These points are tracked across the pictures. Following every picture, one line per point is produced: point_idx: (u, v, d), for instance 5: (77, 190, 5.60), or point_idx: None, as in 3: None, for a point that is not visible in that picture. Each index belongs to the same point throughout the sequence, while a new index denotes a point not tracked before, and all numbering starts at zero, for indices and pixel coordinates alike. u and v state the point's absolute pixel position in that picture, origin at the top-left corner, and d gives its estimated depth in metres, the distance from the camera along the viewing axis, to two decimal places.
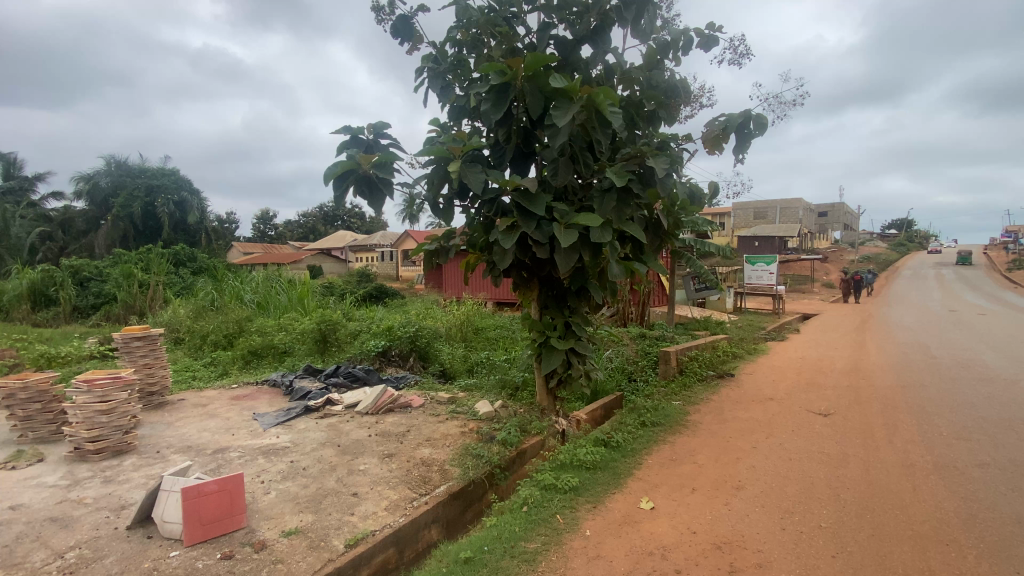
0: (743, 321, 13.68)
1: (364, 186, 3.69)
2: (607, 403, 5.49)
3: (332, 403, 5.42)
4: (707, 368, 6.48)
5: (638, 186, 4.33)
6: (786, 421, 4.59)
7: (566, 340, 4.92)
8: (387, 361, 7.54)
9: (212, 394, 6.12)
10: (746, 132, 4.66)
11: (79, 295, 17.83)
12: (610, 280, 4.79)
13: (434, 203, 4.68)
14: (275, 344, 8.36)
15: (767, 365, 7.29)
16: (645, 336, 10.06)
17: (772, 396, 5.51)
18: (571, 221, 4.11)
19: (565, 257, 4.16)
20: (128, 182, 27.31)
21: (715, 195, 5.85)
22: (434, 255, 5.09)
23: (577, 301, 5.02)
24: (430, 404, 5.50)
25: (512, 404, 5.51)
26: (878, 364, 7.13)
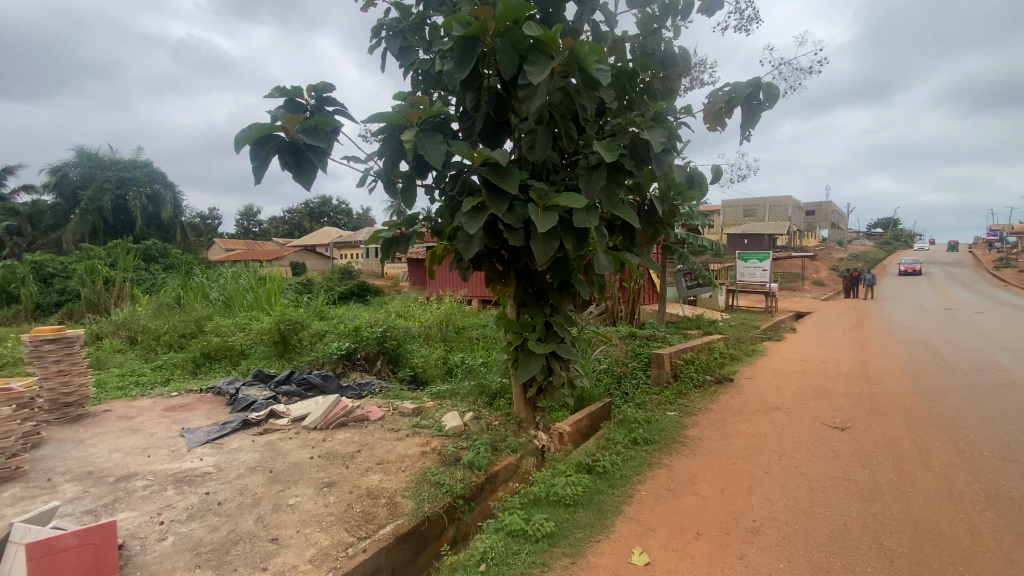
0: (738, 319, 13.10)
1: (289, 156, 2.99)
2: (593, 412, 4.93)
3: (277, 416, 4.70)
4: (704, 372, 5.84)
5: (630, 162, 3.64)
6: (798, 437, 3.97)
7: (547, 343, 4.24)
8: (352, 366, 6.76)
9: (145, 405, 5.39)
10: (754, 105, 4.00)
11: (42, 292, 16.91)
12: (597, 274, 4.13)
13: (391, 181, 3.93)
14: (231, 346, 7.60)
15: (768, 368, 6.68)
16: (637, 337, 9.41)
17: (778, 405, 4.87)
18: (550, 202, 3.41)
19: (543, 245, 3.47)
20: (98, 174, 26.19)
21: (717, 180, 5.22)
22: (393, 244, 4.30)
23: (560, 299, 4.34)
24: (391, 415, 4.81)
25: (485, 415, 4.84)
26: (887, 367, 6.55)
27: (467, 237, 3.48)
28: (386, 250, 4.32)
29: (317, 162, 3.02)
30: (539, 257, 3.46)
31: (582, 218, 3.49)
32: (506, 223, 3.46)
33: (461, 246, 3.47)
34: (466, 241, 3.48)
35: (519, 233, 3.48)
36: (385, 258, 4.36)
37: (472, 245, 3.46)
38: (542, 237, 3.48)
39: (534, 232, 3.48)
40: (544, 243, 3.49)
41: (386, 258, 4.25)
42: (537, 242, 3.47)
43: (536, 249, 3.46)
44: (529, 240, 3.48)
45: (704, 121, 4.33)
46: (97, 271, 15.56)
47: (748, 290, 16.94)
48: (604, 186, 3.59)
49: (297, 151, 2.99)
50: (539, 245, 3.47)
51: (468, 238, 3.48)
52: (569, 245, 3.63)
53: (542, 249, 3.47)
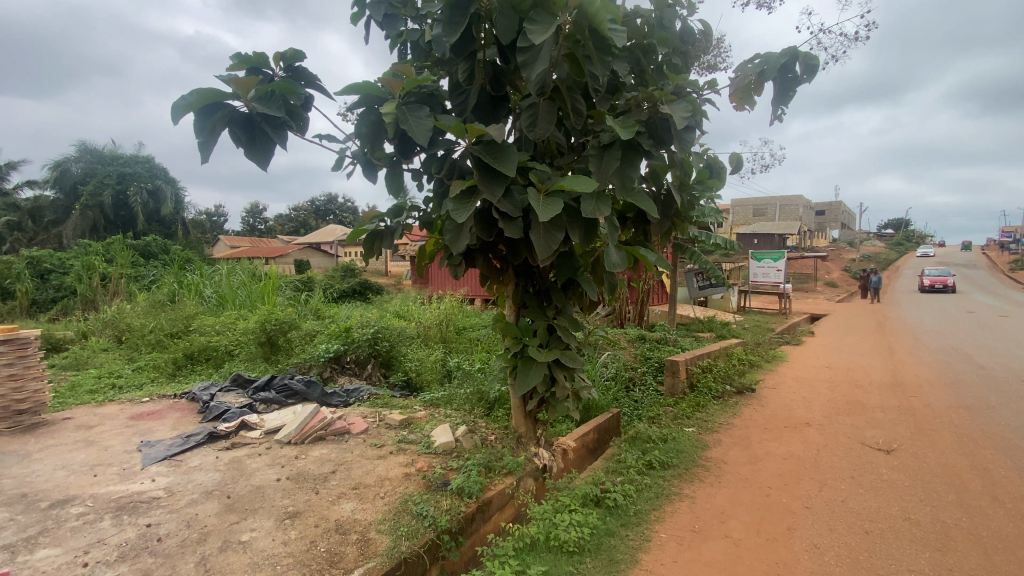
0: (752, 321, 12.54)
1: (240, 130, 2.48)
2: (600, 424, 4.60)
3: (248, 428, 4.25)
4: (723, 381, 5.31)
5: (647, 141, 3.12)
6: (840, 462, 3.46)
7: (550, 350, 3.72)
8: (340, 370, 6.28)
9: (110, 413, 4.94)
10: (790, 79, 3.45)
11: (39, 289, 16.59)
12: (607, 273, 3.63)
13: (372, 166, 3.41)
14: (214, 347, 7.15)
15: (790, 376, 6.15)
16: (647, 341, 8.87)
17: (809, 420, 4.34)
18: (554, 187, 2.90)
19: (546, 238, 2.96)
20: (99, 169, 25.89)
21: (737, 170, 4.67)
22: (377, 238, 3.78)
23: (564, 299, 3.85)
24: (376, 428, 4.32)
25: (481, 428, 4.35)
26: (923, 378, 5.99)
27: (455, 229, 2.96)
28: (368, 245, 3.80)
29: (274, 138, 2.52)
30: (540, 251, 2.94)
31: (591, 206, 2.98)
32: (501, 212, 2.94)
33: (448, 239, 2.94)
34: (454, 235, 2.95)
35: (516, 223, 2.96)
36: (368, 254, 3.84)
37: (461, 237, 2.94)
38: (543, 229, 2.96)
39: (534, 223, 2.96)
40: (546, 236, 2.96)
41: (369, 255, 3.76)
42: (537, 235, 2.95)
43: (537, 243, 2.94)
44: (529, 232, 2.95)
45: (728, 98, 3.77)
46: (93, 267, 15.17)
47: (761, 291, 16.33)
48: (618, 169, 3.07)
49: (249, 124, 2.49)
50: (540, 238, 2.95)
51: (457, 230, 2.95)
52: (576, 239, 3.10)
53: (543, 242, 2.95)
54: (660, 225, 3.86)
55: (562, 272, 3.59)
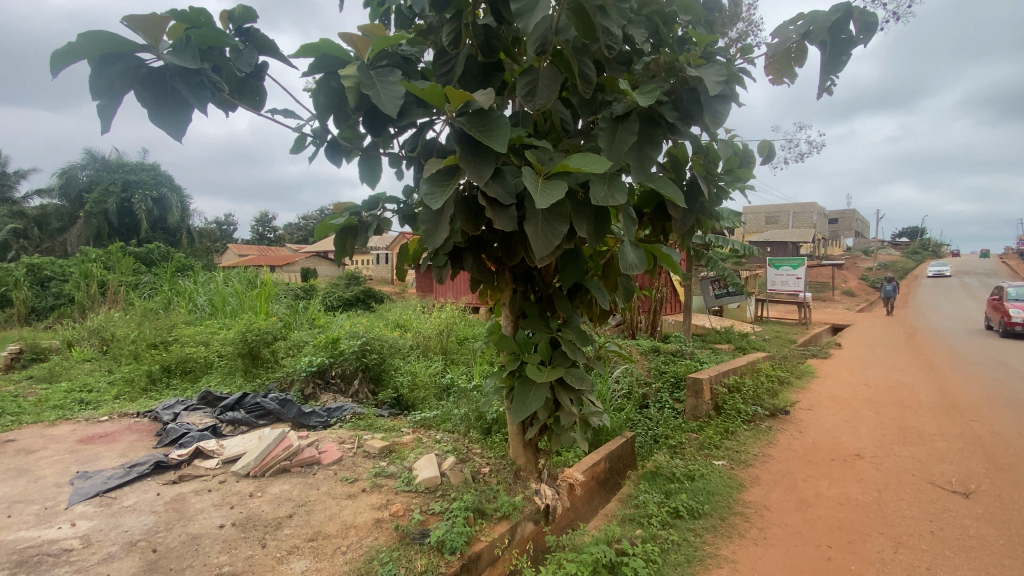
0: (772, 332, 11.84)
1: (147, 89, 1.94)
2: (612, 453, 4.12)
3: (204, 456, 3.71)
4: (752, 402, 4.67)
5: (672, 113, 2.52)
6: (910, 510, 2.83)
7: (553, 368, 3.10)
8: (325, 385, 5.71)
9: (59, 436, 4.42)
10: (841, 41, 2.82)
11: (37, 297, 16.25)
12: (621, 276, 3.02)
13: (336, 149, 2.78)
14: (192, 359, 6.64)
15: (825, 395, 5.49)
16: (661, 354, 8.21)
17: (860, 451, 3.71)
18: (557, 169, 2.30)
19: (546, 233, 2.35)
20: (105, 177, 25.72)
21: (769, 160, 4.04)
22: (349, 233, 3.19)
23: (570, 308, 3.24)
24: (352, 456, 3.74)
25: (473, 458, 3.76)
26: (978, 398, 5.30)
27: (432, 219, 2.31)
28: (340, 244, 3.21)
29: (192, 100, 1.97)
30: (540, 246, 2.30)
31: (603, 193, 2.38)
32: (490, 198, 2.31)
33: (422, 232, 2.30)
34: (430, 227, 2.30)
35: (509, 212, 2.33)
36: (340, 254, 3.24)
37: (439, 229, 2.29)
38: (542, 218, 2.34)
39: (532, 211, 2.33)
40: (547, 229, 2.33)
41: (339, 255, 3.17)
42: (536, 226, 2.32)
43: (535, 237, 2.31)
44: (525, 222, 2.31)
45: (766, 69, 3.25)
46: (91, 274, 14.78)
47: (779, 300, 15.60)
48: (635, 146, 2.47)
49: (159, 80, 1.95)
50: (539, 230, 2.32)
51: (433, 220, 2.30)
52: (583, 232, 2.48)
53: (543, 236, 2.32)
54: (683, 221, 3.26)
55: (568, 276, 2.99)
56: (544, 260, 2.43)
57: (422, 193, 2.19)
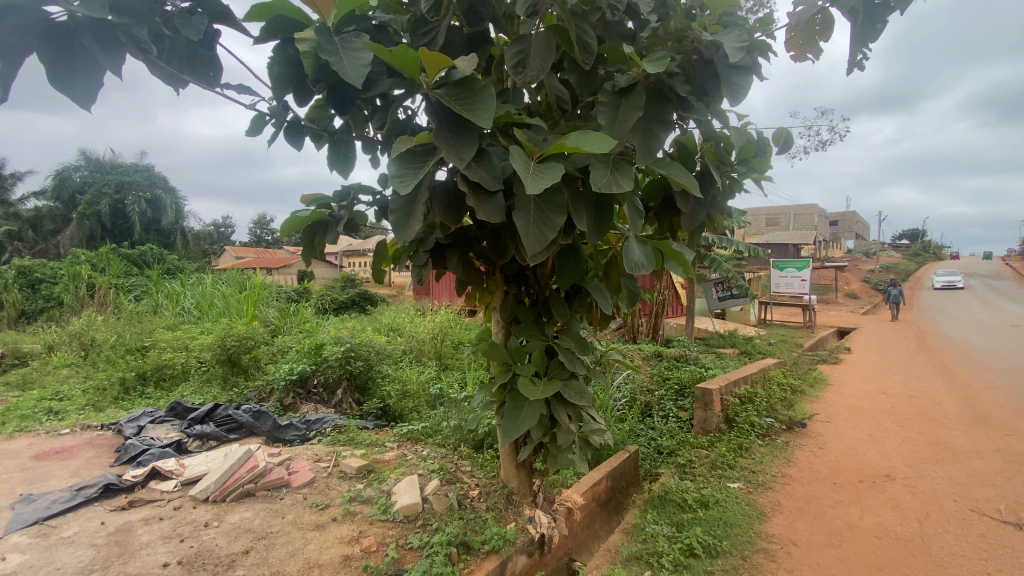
0: (778, 336, 11.48)
1: (46, 47, 1.49)
2: (614, 470, 3.77)
3: (162, 478, 3.35)
4: (765, 413, 4.33)
5: (686, 89, 2.16)
6: (956, 547, 2.54)
7: (548, 380, 2.73)
8: (306, 395, 5.35)
9: (11, 451, 4.04)
10: (874, 8, 2.44)
11: (26, 299, 15.77)
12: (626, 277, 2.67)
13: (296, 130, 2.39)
14: (168, 365, 6.26)
15: (842, 404, 5.16)
16: (664, 359, 7.85)
17: (890, 471, 3.41)
18: (552, 150, 1.93)
19: (540, 224, 1.97)
20: (97, 179, 25.26)
21: (786, 148, 3.71)
22: (319, 229, 2.84)
23: (566, 312, 2.85)
24: (326, 477, 3.38)
25: (461, 479, 3.40)
26: (1005, 408, 4.98)
27: (402, 209, 1.90)
28: (307, 241, 2.87)
29: (109, 62, 1.55)
30: (531, 240, 1.93)
31: (605, 181, 2.02)
32: (471, 183, 1.94)
33: (390, 223, 1.89)
34: (400, 218, 1.90)
35: (494, 200, 1.95)
36: (308, 252, 2.91)
37: (412, 220, 1.89)
38: (533, 208, 1.96)
39: (521, 198, 1.95)
40: (539, 219, 1.96)
41: (307, 254, 2.84)
42: (526, 216, 1.94)
43: (525, 229, 1.93)
44: (513, 211, 1.93)
45: (786, 44, 2.92)
46: (78, 276, 14.35)
47: (783, 302, 15.27)
48: (642, 124, 2.11)
49: (61, 36, 1.50)
50: (529, 221, 1.94)
51: (404, 211, 1.90)
52: (581, 225, 2.11)
53: (534, 228, 1.94)
54: (693, 215, 2.93)
55: (565, 275, 2.64)
56: (535, 256, 2.05)
57: (389, 176, 1.80)
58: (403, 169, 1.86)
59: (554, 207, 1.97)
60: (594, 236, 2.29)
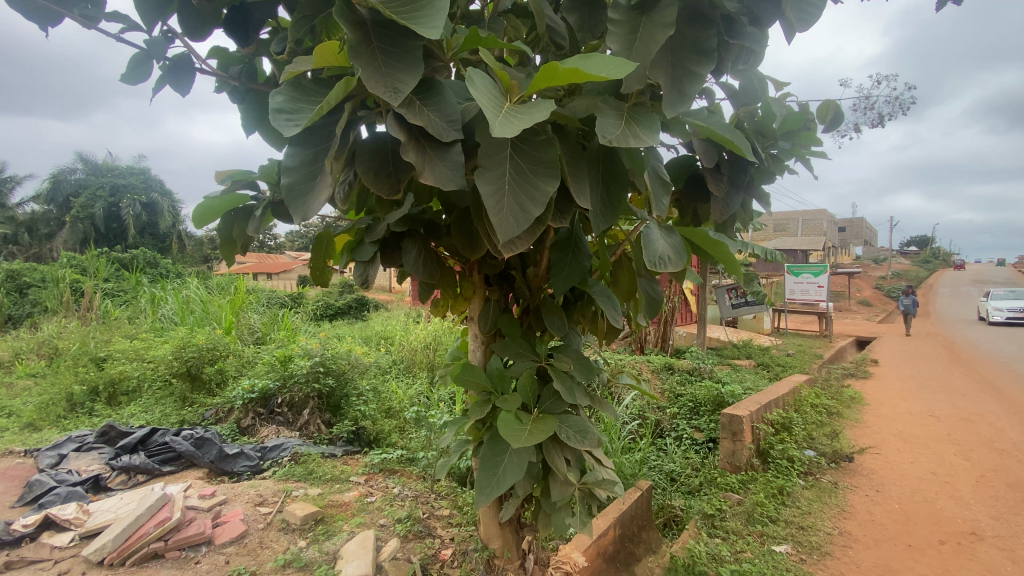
0: (795, 345, 10.78)
1: None
2: (623, 516, 3.11)
3: (61, 531, 2.73)
4: (803, 444, 4.09)
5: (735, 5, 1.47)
6: None
7: (540, 416, 2.03)
8: (267, 418, 4.72)
9: None
10: None
11: (14, 304, 15.12)
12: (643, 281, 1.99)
13: (184, 73, 1.71)
14: (122, 379, 5.62)
15: (890, 432, 4.71)
16: (676, 373, 7.13)
17: (975, 527, 3.23)
18: (536, 80, 1.25)
19: (522, 193, 1.27)
20: (93, 182, 24.72)
21: (835, 124, 3.00)
22: (240, 217, 2.15)
23: (563, 325, 2.16)
24: (264, 531, 2.72)
25: (430, 533, 2.74)
26: None
27: (305, 167, 1.23)
28: (227, 235, 2.19)
29: None
30: (498, 221, 1.24)
31: (615, 134, 1.38)
32: (412, 130, 1.26)
33: (283, 188, 1.21)
34: (300, 181, 1.22)
35: (444, 157, 1.26)
36: (230, 250, 2.23)
37: (318, 186, 1.22)
38: (505, 171, 1.27)
39: (487, 155, 1.26)
40: (514, 190, 1.27)
41: (231, 251, 2.19)
42: (492, 183, 1.25)
43: (490, 203, 1.24)
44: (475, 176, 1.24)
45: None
46: (61, 280, 13.74)
47: (797, 310, 14.51)
48: (668, 54, 1.45)
49: None
50: (499, 192, 1.25)
51: (308, 170, 1.23)
52: (580, 201, 1.44)
53: (505, 201, 1.25)
54: (727, 200, 2.30)
55: (561, 277, 1.94)
56: (506, 246, 1.36)
57: (272, 109, 1.14)
58: (304, 102, 1.19)
59: (538, 172, 1.28)
60: (597, 219, 1.62)
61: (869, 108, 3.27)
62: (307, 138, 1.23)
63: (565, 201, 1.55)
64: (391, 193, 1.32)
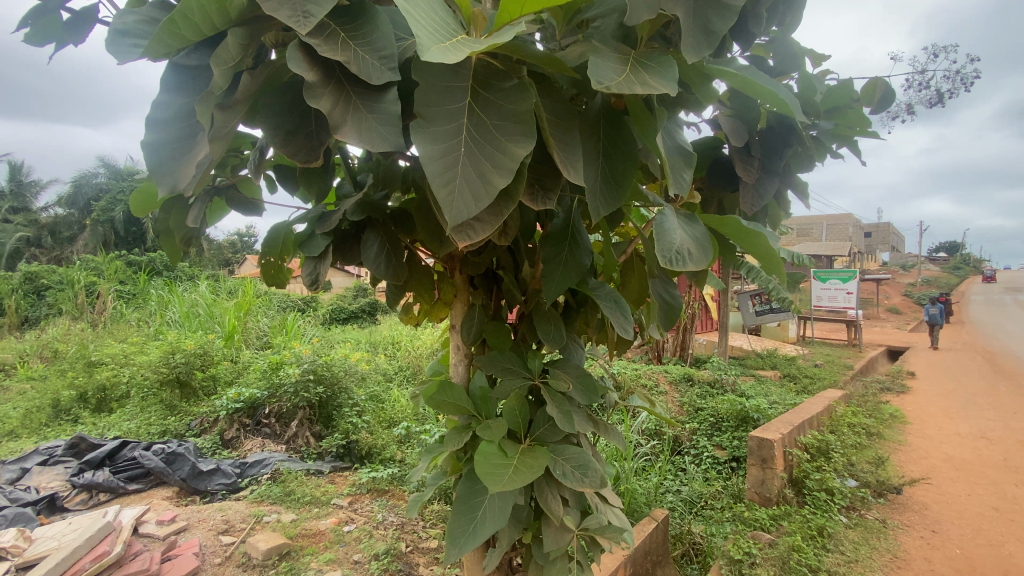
0: (823, 355, 10.21)
1: None
2: (636, 552, 2.74)
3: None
4: (840, 473, 3.82)
5: None
6: None
7: (530, 449, 1.66)
8: (253, 431, 4.49)
9: None
10: None
11: (32, 305, 15.19)
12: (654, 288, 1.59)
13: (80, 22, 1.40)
14: (110, 385, 5.40)
15: (934, 463, 4.43)
16: (696, 386, 6.66)
17: None
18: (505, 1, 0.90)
19: (485, 156, 0.91)
20: (115, 185, 25.03)
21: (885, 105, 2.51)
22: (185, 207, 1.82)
23: (559, 335, 1.76)
24: (222, 567, 2.42)
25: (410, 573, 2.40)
26: None
27: (183, 121, 0.92)
28: (169, 227, 1.86)
29: None
30: (444, 193, 0.87)
31: (615, 81, 1.01)
32: (329, 70, 0.92)
33: (144, 147, 0.88)
34: (173, 139, 0.91)
35: (375, 108, 0.91)
36: (173, 247, 1.90)
37: (197, 145, 0.90)
38: (459, 126, 0.91)
39: (432, 104, 0.90)
40: (468, 152, 0.90)
41: (172, 246, 1.87)
42: (440, 141, 0.89)
43: (431, 167, 0.87)
44: (414, 130, 0.87)
45: None
46: (76, 282, 13.74)
47: (824, 317, 13.88)
48: None
49: None
50: (449, 154, 0.89)
51: (184, 125, 0.92)
52: (565, 174, 1.07)
53: (457, 167, 0.88)
54: (757, 189, 1.88)
55: (553, 277, 1.55)
56: (458, 231, 0.99)
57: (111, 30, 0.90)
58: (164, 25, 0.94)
59: (504, 131, 0.93)
60: (593, 200, 1.24)
61: (925, 85, 2.81)
62: (181, 81, 0.91)
63: (548, 175, 1.17)
64: (306, 159, 1.00)
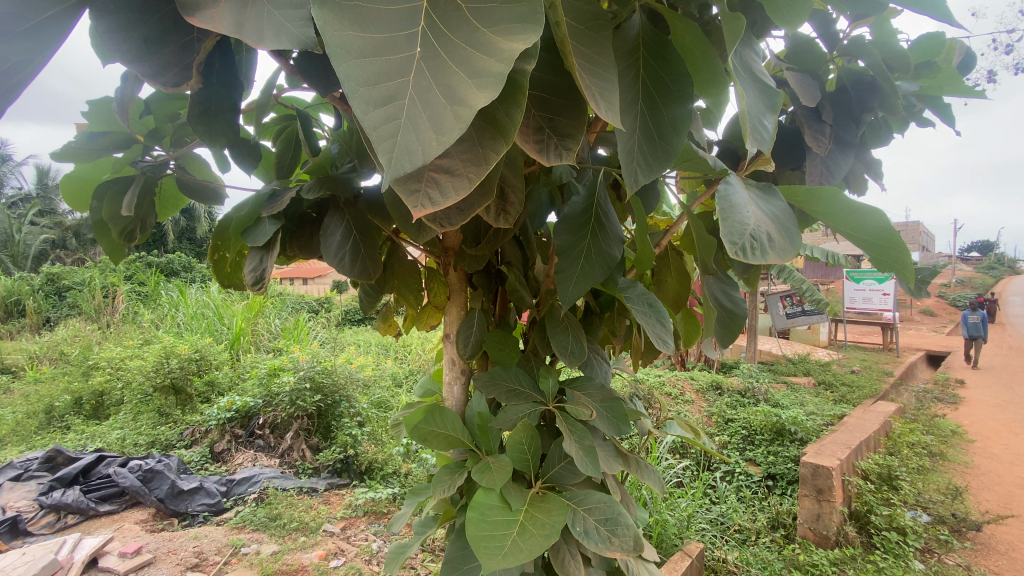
0: (859, 360, 9.62)
1: None
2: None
3: None
4: (894, 502, 3.63)
5: None
6: None
7: (544, 499, 1.26)
8: (245, 444, 4.26)
9: None
10: None
11: (53, 306, 15.22)
12: (706, 292, 1.16)
13: None
14: (102, 390, 5.21)
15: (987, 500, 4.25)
16: (725, 395, 6.19)
17: None
18: None
19: (451, 50, 0.51)
20: None
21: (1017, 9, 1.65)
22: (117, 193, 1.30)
23: (578, 349, 1.35)
24: None
25: None
26: None
27: None
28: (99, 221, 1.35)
29: None
30: (380, 117, 0.47)
31: None
32: None
33: None
34: None
35: None
36: (111, 247, 1.40)
37: None
38: (412, 8, 0.53)
39: None
40: (425, 48, 0.51)
41: (106, 245, 1.38)
42: (372, 27, 0.50)
43: (352, 69, 0.48)
44: (326, 7, 0.51)
45: None
46: (94, 282, 13.71)
47: (857, 320, 13.21)
48: None
49: None
50: (388, 51, 0.50)
51: None
52: (591, 104, 0.66)
53: (406, 73, 0.49)
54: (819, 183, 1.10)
55: (570, 275, 1.16)
56: (415, 191, 0.60)
57: None
58: None
59: (489, 18, 0.54)
60: (627, 158, 0.83)
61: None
62: None
63: (564, 114, 0.78)
64: (174, 81, 0.67)
